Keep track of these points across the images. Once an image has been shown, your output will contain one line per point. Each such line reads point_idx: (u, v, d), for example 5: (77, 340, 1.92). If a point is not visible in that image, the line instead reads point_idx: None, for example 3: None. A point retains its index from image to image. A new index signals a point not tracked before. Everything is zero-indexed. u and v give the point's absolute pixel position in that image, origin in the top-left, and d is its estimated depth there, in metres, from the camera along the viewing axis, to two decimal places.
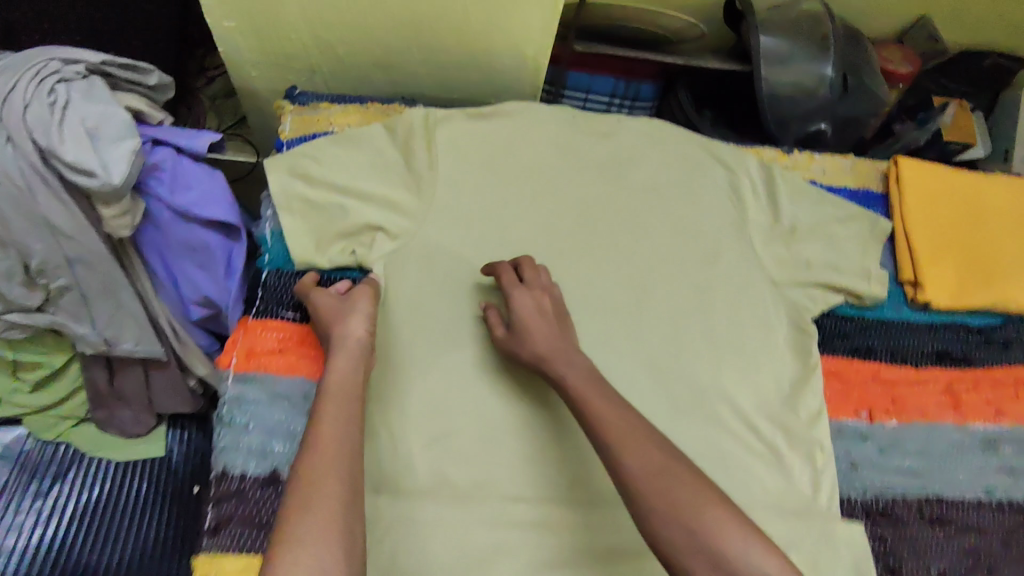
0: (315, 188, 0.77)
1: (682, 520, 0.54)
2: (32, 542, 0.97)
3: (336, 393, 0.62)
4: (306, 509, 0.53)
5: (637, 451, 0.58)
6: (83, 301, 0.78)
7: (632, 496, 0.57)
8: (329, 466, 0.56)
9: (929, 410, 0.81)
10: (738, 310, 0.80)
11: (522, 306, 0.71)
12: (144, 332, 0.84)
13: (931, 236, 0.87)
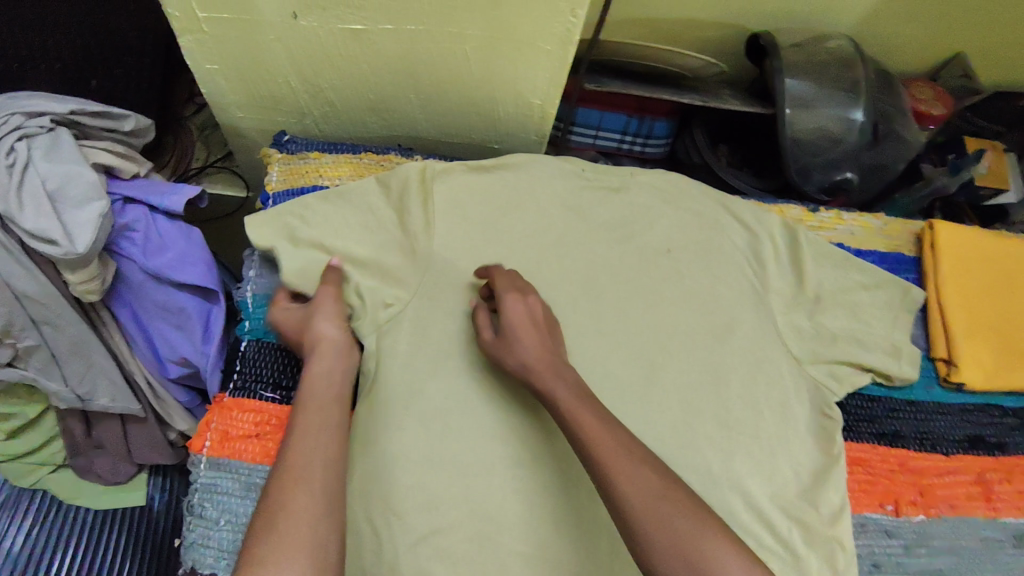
0: (300, 250, 0.71)
1: (685, 555, 0.48)
2: None
3: (307, 403, 0.60)
4: (272, 526, 0.50)
5: (632, 475, 0.52)
6: (53, 360, 0.72)
7: (628, 523, 0.50)
8: (298, 478, 0.53)
9: (959, 502, 0.74)
10: (755, 389, 0.73)
11: (514, 314, 0.65)
12: (119, 390, 0.77)
13: (968, 309, 0.80)
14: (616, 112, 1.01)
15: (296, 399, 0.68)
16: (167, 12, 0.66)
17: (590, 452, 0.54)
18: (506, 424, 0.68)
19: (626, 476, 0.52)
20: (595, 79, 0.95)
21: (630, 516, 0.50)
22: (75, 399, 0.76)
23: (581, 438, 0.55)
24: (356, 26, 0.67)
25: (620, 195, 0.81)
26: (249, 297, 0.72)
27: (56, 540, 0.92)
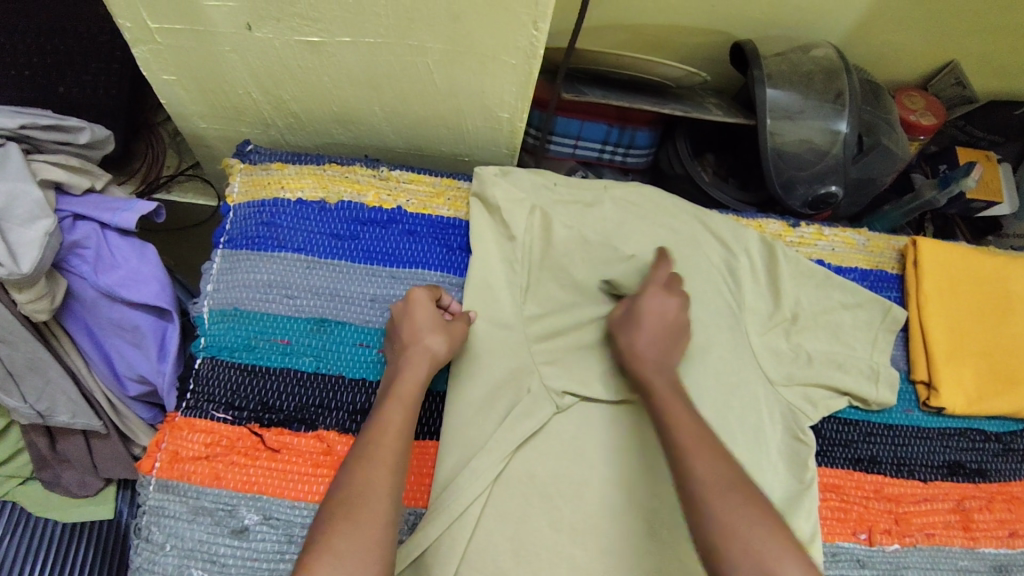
0: (340, 287, 0.71)
1: (749, 530, 0.52)
2: None
3: (399, 399, 0.60)
4: (351, 522, 0.52)
5: (710, 471, 0.55)
6: (8, 376, 0.71)
7: (703, 494, 0.55)
8: (382, 476, 0.54)
9: (936, 530, 0.71)
10: (726, 414, 0.70)
11: (653, 304, 0.68)
12: (78, 406, 0.76)
13: (949, 330, 0.78)
14: (595, 122, 0.99)
15: (247, 419, 0.64)
16: (119, 24, 0.64)
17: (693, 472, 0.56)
18: (463, 449, 0.66)
19: (711, 459, 0.56)
20: (574, 88, 0.93)
21: (703, 491, 0.55)
22: (36, 414, 0.75)
23: (673, 420, 0.60)
24: (313, 38, 0.65)
25: (593, 210, 0.79)
26: (206, 312, 0.69)
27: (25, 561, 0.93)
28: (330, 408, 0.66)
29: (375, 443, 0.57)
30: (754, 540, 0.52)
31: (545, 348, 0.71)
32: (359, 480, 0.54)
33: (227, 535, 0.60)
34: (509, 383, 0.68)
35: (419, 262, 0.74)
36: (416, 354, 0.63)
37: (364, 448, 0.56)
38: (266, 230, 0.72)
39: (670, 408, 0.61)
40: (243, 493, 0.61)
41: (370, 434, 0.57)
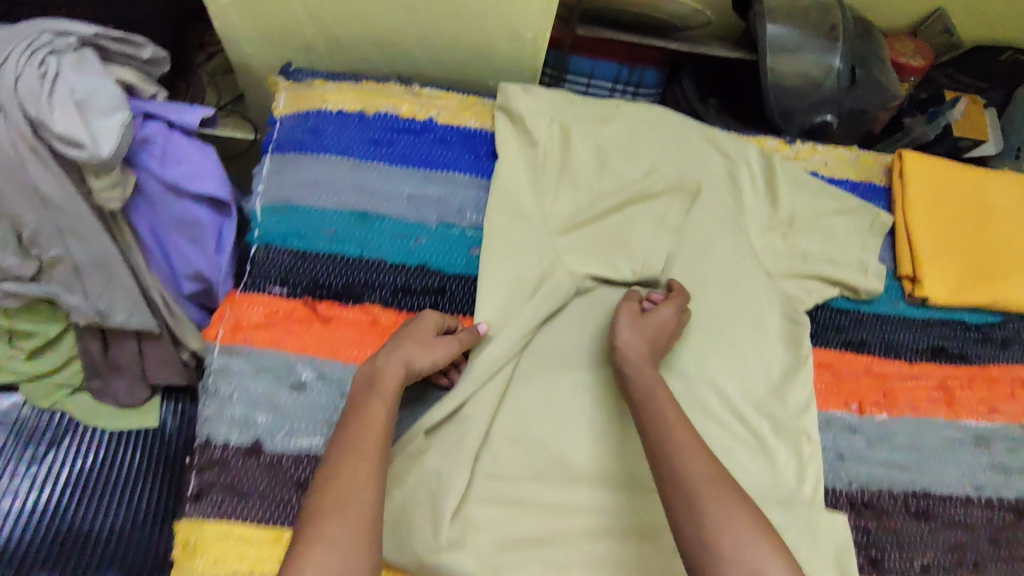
0: (379, 186, 0.78)
1: (736, 533, 0.53)
2: (30, 506, 0.95)
3: (381, 395, 0.61)
4: (338, 517, 0.52)
5: (696, 467, 0.56)
6: (77, 272, 0.81)
7: (689, 507, 0.54)
8: (369, 472, 0.55)
9: (921, 404, 0.79)
10: (729, 299, 0.78)
11: (664, 313, 0.71)
12: (135, 305, 0.85)
13: (934, 232, 0.85)
14: (607, 60, 1.07)
15: (301, 294, 0.71)
16: None
17: (675, 475, 0.57)
18: (495, 322, 0.72)
19: (695, 464, 0.57)
20: (588, 26, 1.01)
21: (688, 497, 0.55)
22: (93, 314, 0.83)
23: (656, 429, 0.60)
24: None
25: (606, 125, 0.85)
26: (259, 208, 0.76)
27: (69, 468, 0.99)
28: (374, 286, 0.73)
29: (359, 438, 0.58)
30: (742, 542, 0.52)
31: (568, 241, 0.78)
32: (347, 476, 0.55)
33: (289, 387, 0.67)
34: (534, 268, 0.75)
35: (449, 166, 0.80)
36: (396, 354, 0.64)
37: (348, 442, 0.57)
38: (311, 136, 0.79)
39: (655, 417, 0.61)
40: (299, 355, 0.69)
41: (352, 429, 0.58)
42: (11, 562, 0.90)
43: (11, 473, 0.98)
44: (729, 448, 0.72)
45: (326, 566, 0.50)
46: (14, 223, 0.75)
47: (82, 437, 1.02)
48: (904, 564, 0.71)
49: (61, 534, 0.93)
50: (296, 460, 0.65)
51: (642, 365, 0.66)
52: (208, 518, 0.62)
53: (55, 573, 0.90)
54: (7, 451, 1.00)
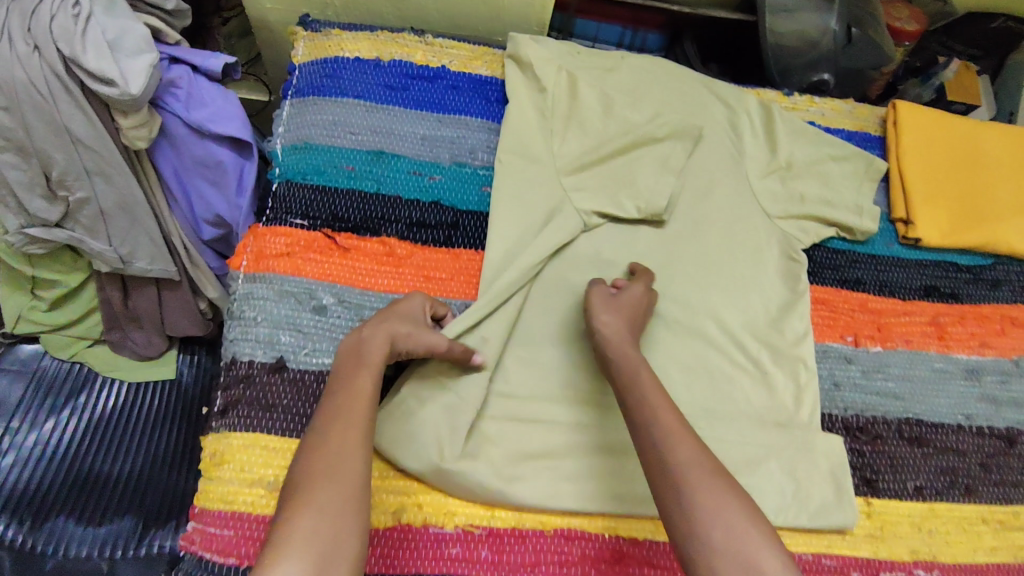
0: (394, 128, 0.81)
1: (727, 524, 0.54)
2: (52, 450, 0.97)
3: (368, 366, 0.61)
4: (330, 479, 0.54)
5: (685, 453, 0.57)
6: (102, 215, 0.84)
7: (676, 492, 0.56)
8: (356, 438, 0.56)
9: (914, 338, 0.82)
10: (729, 236, 0.82)
11: (634, 291, 0.72)
12: (157, 251, 0.89)
13: (928, 177, 0.88)
14: (611, 23, 1.10)
15: (321, 226, 0.75)
16: None
17: (664, 460, 0.58)
18: (507, 254, 0.75)
19: (683, 450, 0.58)
20: None
21: (679, 488, 0.56)
22: (118, 260, 0.88)
23: (642, 419, 0.60)
24: None
25: (611, 74, 0.89)
26: (279, 148, 0.79)
27: (83, 419, 1.02)
28: (390, 219, 0.76)
29: (345, 407, 0.59)
30: (733, 531, 0.54)
31: (577, 179, 0.81)
32: (335, 443, 0.56)
33: (312, 310, 0.71)
34: (544, 204, 0.78)
35: (462, 110, 0.84)
36: (386, 328, 0.64)
37: (334, 411, 0.58)
38: (328, 81, 0.82)
39: (641, 404, 0.61)
40: (320, 281, 0.72)
41: (339, 400, 0.59)
42: (29, 505, 0.91)
43: (25, 423, 0.99)
44: (729, 373, 0.75)
45: (316, 527, 0.51)
46: (42, 163, 0.78)
47: (95, 391, 1.05)
48: (899, 486, 0.74)
49: (79, 479, 0.95)
50: (318, 377, 0.68)
51: (619, 345, 0.67)
52: (235, 430, 0.65)
53: (79, 515, 0.92)
54: (26, 401, 1.01)
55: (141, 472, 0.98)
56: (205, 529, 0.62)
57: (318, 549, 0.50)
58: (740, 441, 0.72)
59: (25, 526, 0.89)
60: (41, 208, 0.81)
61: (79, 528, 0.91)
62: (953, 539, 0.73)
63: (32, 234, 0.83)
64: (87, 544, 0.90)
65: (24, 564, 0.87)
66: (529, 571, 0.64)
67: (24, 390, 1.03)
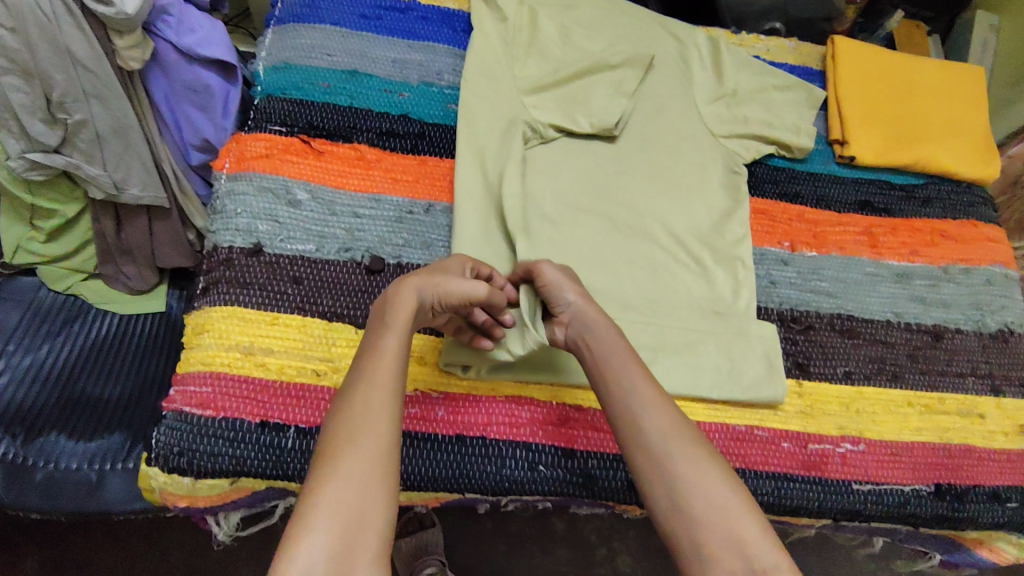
0: (366, 52, 0.88)
1: (707, 495, 0.54)
2: (44, 371, 0.94)
3: (392, 326, 0.60)
4: (355, 443, 0.52)
5: (659, 421, 0.59)
6: (97, 139, 0.88)
7: (653, 461, 0.57)
8: (382, 401, 0.55)
9: (847, 245, 0.89)
10: (676, 153, 0.89)
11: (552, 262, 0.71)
12: (148, 178, 0.94)
13: (863, 104, 0.95)
14: None
15: (298, 133, 0.81)
16: None
17: (640, 431, 0.58)
18: (469, 163, 0.82)
19: (656, 418, 0.59)
20: None
21: (656, 460, 0.57)
22: (112, 186, 0.92)
23: (621, 391, 0.61)
24: None
25: (570, 10, 0.96)
26: (262, 69, 0.86)
27: (76, 346, 0.98)
28: (362, 129, 0.83)
29: (369, 369, 0.57)
30: (713, 503, 0.54)
31: (536, 99, 0.87)
32: (360, 405, 0.54)
33: (288, 205, 0.77)
34: (505, 120, 0.85)
35: (430, 38, 0.91)
36: (416, 283, 0.62)
37: (360, 374, 0.57)
38: (308, 10, 0.89)
39: (615, 377, 0.62)
40: (296, 180, 0.79)
41: (363, 364, 0.57)
42: (22, 420, 0.87)
43: (20, 345, 0.95)
44: (671, 269, 0.82)
45: (342, 495, 0.49)
46: (43, 85, 0.81)
47: (88, 321, 1.02)
48: (828, 371, 0.80)
49: (72, 400, 0.92)
50: (292, 260, 0.75)
51: (585, 309, 0.67)
52: (215, 304, 0.72)
53: (66, 432, 0.88)
54: (21, 325, 0.98)
55: (132, 398, 0.95)
56: (186, 388, 0.68)
57: (346, 514, 0.49)
58: (679, 326, 0.78)
59: (16, 440, 0.85)
60: (41, 132, 0.84)
61: (71, 444, 0.87)
62: (879, 419, 0.79)
63: (32, 158, 0.85)
64: (77, 458, 0.86)
65: (13, 476, 0.82)
66: (482, 430, 0.71)
67: (20, 314, 0.99)
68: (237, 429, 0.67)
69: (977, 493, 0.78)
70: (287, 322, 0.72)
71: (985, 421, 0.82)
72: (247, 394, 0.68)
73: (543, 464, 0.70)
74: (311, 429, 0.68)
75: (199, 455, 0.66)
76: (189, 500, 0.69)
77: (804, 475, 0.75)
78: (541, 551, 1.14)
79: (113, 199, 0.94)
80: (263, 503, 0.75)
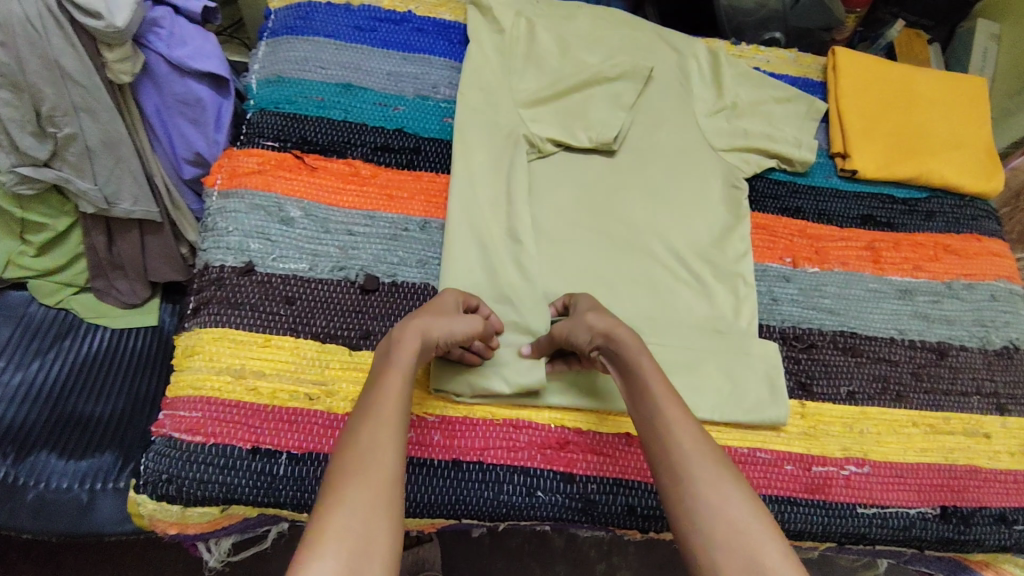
0: (360, 65, 0.86)
1: (727, 518, 0.52)
2: (34, 390, 0.92)
3: (398, 364, 0.59)
4: (359, 477, 0.50)
5: (687, 441, 0.57)
6: (87, 153, 0.85)
7: (678, 481, 0.55)
8: (388, 437, 0.54)
9: (850, 261, 0.87)
10: (677, 167, 0.87)
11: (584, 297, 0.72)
12: (140, 193, 0.91)
13: (865, 117, 0.94)
14: None
15: (291, 148, 0.80)
16: None
17: (671, 450, 0.57)
18: (466, 178, 0.80)
19: (686, 439, 0.57)
20: None
21: (679, 480, 0.55)
22: (102, 200, 0.89)
23: (649, 407, 0.60)
24: None
25: (568, 22, 0.94)
26: (255, 82, 0.84)
27: (68, 361, 0.97)
28: (356, 144, 0.82)
29: (376, 406, 0.56)
30: (733, 525, 0.51)
31: (533, 113, 0.86)
32: (364, 440, 0.53)
33: (282, 223, 0.76)
34: (501, 134, 0.84)
35: (426, 50, 0.90)
36: (419, 324, 0.62)
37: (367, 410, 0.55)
38: (301, 22, 0.88)
39: (644, 396, 0.61)
40: (289, 196, 0.77)
41: (371, 401, 0.56)
42: (13, 439, 0.86)
43: (10, 363, 0.94)
44: (671, 285, 0.81)
45: (347, 526, 0.47)
46: (33, 98, 0.79)
47: (79, 336, 1.00)
48: (831, 390, 0.79)
49: (63, 418, 0.90)
50: (284, 279, 0.74)
51: (610, 326, 0.66)
52: (206, 326, 0.70)
53: (55, 453, 0.86)
54: (11, 342, 0.96)
55: (123, 415, 0.93)
56: (175, 413, 0.66)
57: (352, 544, 0.46)
58: (679, 345, 0.77)
59: (7, 460, 0.83)
60: (30, 146, 0.82)
61: (62, 463, 0.85)
62: (883, 440, 0.78)
63: (22, 173, 0.84)
64: (67, 477, 0.84)
65: (5, 495, 0.81)
66: (478, 454, 0.69)
67: (10, 331, 0.97)
68: (228, 455, 0.65)
69: (982, 516, 0.77)
70: (278, 345, 0.70)
71: (991, 441, 0.80)
72: (238, 419, 0.67)
73: (542, 489, 0.69)
74: (303, 455, 0.66)
75: (189, 482, 0.64)
76: (179, 528, 0.68)
77: (808, 498, 0.73)
78: (541, 570, 1.13)
79: (104, 214, 0.92)
80: (256, 528, 0.73)
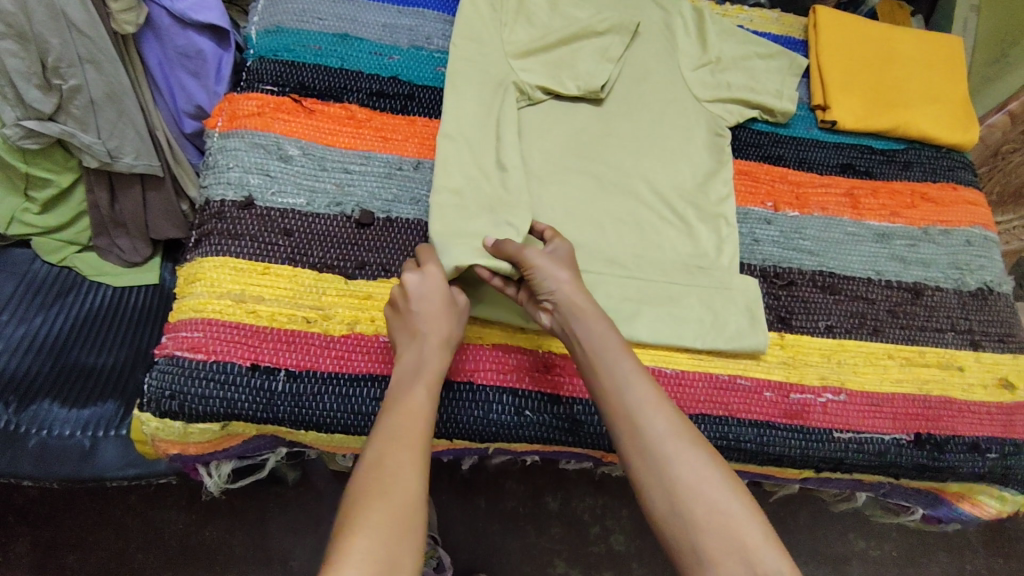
0: (354, 16, 0.89)
1: (708, 499, 0.56)
2: (36, 342, 0.93)
3: (421, 383, 0.63)
4: (383, 497, 0.55)
5: (659, 425, 0.60)
6: (91, 106, 0.87)
7: (654, 463, 0.58)
8: (413, 457, 0.58)
9: (829, 206, 0.91)
10: (662, 116, 0.91)
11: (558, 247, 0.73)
12: (142, 145, 0.93)
13: (844, 71, 0.97)
14: None
15: (289, 92, 0.83)
16: None
17: (643, 437, 0.59)
18: (458, 122, 0.83)
19: (659, 422, 0.60)
20: None
21: (657, 465, 0.58)
22: (106, 155, 0.90)
23: (615, 387, 0.62)
24: None
25: None
26: (253, 32, 0.87)
27: (70, 316, 0.97)
28: (352, 89, 0.85)
29: (401, 426, 0.60)
30: (713, 506, 0.56)
31: (523, 62, 0.88)
32: (389, 462, 0.57)
33: (281, 160, 0.79)
34: (492, 83, 0.86)
35: (420, 4, 0.93)
36: (431, 349, 0.66)
37: (388, 431, 0.59)
38: None
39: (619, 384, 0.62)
40: (287, 136, 0.80)
41: (394, 418, 0.60)
42: (16, 388, 0.87)
43: (14, 316, 0.94)
44: (657, 225, 0.84)
45: (372, 549, 0.52)
46: (39, 48, 0.81)
47: (82, 293, 1.01)
48: (810, 324, 0.82)
49: (65, 368, 0.91)
50: (283, 212, 0.76)
51: (575, 299, 0.67)
52: (207, 255, 0.73)
53: (56, 403, 0.87)
54: (15, 297, 0.97)
55: (125, 369, 0.95)
56: (177, 334, 0.69)
57: (378, 566, 0.51)
58: (663, 279, 0.80)
59: (8, 407, 0.85)
60: (36, 99, 0.83)
61: (63, 411, 0.86)
62: (860, 370, 0.81)
63: (27, 127, 0.85)
64: (69, 425, 0.85)
65: (5, 443, 0.82)
66: (469, 375, 0.72)
67: (15, 286, 0.98)
68: (227, 373, 0.68)
69: (956, 443, 0.80)
70: (278, 272, 0.73)
71: (965, 374, 0.83)
72: (237, 339, 0.69)
73: (529, 409, 0.72)
74: (300, 372, 0.70)
75: (191, 398, 0.67)
76: (180, 448, 0.71)
77: (786, 423, 0.77)
78: (532, 514, 1.16)
79: (105, 168, 0.93)
80: (255, 453, 0.76)
